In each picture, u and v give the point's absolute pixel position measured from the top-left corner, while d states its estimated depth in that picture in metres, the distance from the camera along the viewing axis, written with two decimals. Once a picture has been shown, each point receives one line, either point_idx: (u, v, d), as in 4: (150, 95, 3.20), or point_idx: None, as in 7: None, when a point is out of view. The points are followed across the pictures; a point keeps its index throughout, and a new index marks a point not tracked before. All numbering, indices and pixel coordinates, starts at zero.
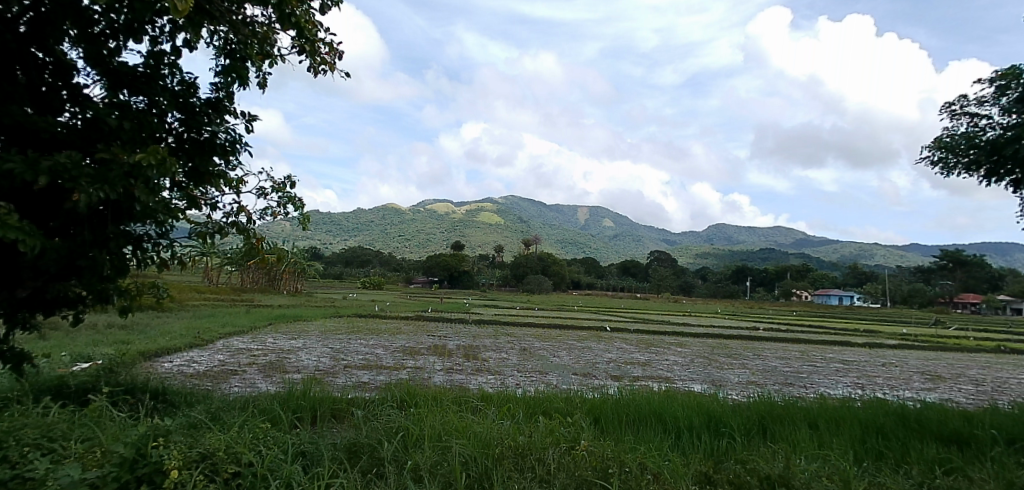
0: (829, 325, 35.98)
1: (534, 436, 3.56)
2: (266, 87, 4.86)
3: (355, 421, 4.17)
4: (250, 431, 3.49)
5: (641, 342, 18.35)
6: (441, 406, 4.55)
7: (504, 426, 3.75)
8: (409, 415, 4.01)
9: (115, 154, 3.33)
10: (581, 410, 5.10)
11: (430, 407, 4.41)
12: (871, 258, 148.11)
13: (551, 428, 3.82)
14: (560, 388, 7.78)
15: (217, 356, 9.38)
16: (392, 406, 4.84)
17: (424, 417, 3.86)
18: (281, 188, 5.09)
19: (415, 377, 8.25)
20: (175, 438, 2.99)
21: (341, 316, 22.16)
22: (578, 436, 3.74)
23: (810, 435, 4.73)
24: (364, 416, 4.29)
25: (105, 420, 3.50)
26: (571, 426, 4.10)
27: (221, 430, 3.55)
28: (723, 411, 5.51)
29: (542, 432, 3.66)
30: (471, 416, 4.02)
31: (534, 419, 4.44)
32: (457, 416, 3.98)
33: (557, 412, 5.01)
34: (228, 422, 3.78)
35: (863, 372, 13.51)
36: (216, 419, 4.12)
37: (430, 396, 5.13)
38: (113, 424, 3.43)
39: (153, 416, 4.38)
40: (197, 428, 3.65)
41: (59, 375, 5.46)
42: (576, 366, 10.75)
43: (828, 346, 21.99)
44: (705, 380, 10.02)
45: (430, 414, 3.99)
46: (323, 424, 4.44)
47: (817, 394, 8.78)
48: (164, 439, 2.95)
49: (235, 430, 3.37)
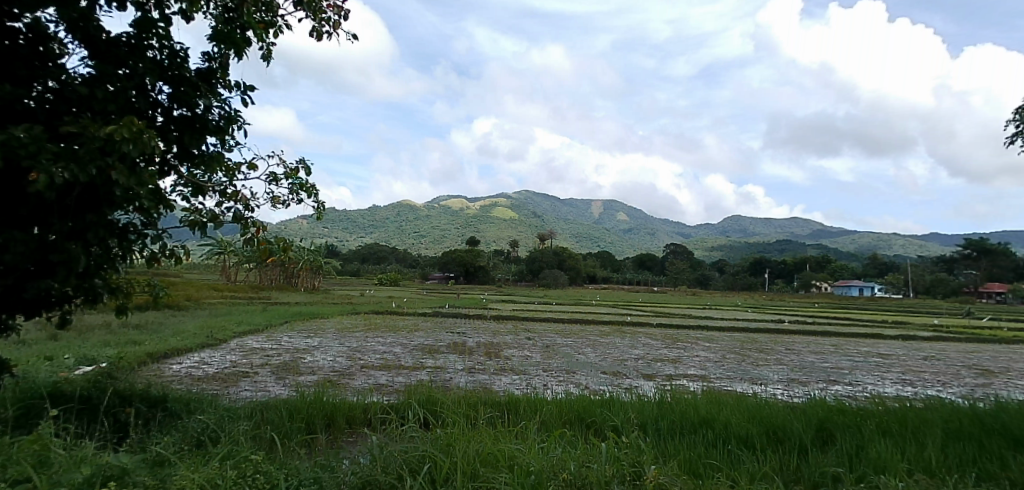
0: (855, 316, 34.95)
1: (597, 465, 3.04)
2: (270, 60, 4.45)
3: (377, 440, 3.72)
4: (234, 467, 3.01)
5: (667, 337, 17.73)
6: (471, 424, 4.04)
7: (555, 452, 3.24)
8: (437, 435, 3.56)
9: (85, 127, 2.96)
10: (631, 423, 4.58)
11: (462, 425, 3.94)
12: (892, 248, 145.28)
13: (611, 452, 3.31)
14: (594, 390, 7.20)
15: (229, 356, 8.99)
16: (412, 424, 4.41)
17: (455, 441, 3.34)
18: (292, 174, 4.63)
19: (436, 378, 7.77)
20: (134, 481, 2.56)
21: (357, 313, 21.80)
22: (637, 462, 3.23)
23: (897, 448, 4.17)
24: (386, 436, 3.84)
25: (62, 448, 3.06)
26: (628, 446, 3.59)
27: (201, 465, 3.06)
28: (783, 419, 4.97)
29: (606, 458, 3.15)
30: (512, 438, 3.52)
31: (578, 437, 3.93)
32: (497, 436, 3.52)
33: (612, 430, 4.48)
34: (216, 456, 3.27)
35: (905, 367, 12.76)
36: (203, 449, 3.66)
37: (457, 409, 4.65)
38: (68, 456, 2.95)
39: (138, 440, 3.93)
40: (169, 464, 3.15)
41: (53, 381, 5.07)
42: (603, 364, 10.18)
43: (859, 339, 21.16)
44: (743, 378, 9.40)
45: (464, 433, 3.58)
46: (332, 449, 4.03)
47: (867, 394, 8.14)
48: (119, 482, 2.52)
49: (214, 466, 2.92)
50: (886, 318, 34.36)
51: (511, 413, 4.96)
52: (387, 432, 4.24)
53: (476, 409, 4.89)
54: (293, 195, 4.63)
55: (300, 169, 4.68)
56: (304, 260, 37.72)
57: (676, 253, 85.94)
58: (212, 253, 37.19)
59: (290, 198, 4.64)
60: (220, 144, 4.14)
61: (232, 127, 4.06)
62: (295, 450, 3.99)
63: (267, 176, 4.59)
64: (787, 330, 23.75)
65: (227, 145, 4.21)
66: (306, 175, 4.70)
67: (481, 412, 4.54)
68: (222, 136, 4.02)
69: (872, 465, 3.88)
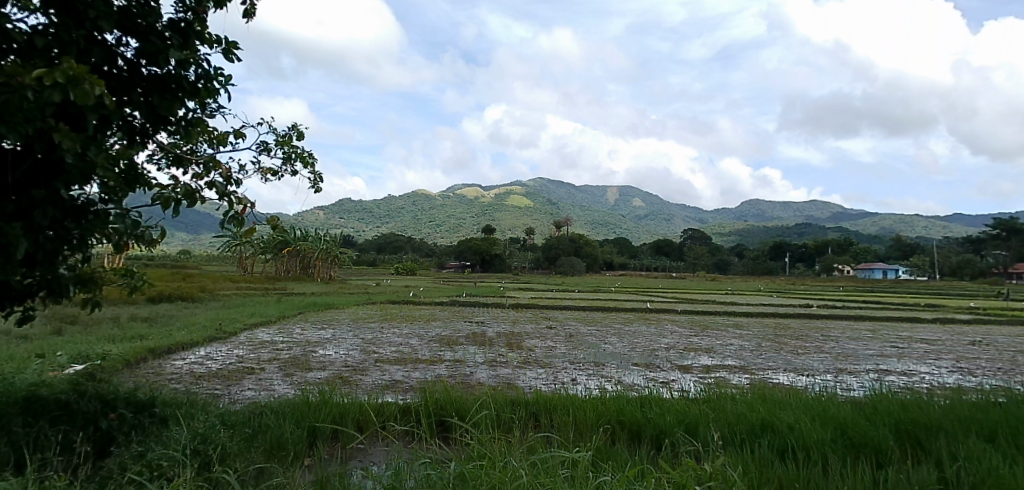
0: (887, 300, 33.66)
1: None
2: (254, 15, 3.86)
3: (391, 473, 3.14)
4: None
5: (694, 324, 16.94)
6: (499, 450, 3.40)
7: None
8: (461, 470, 2.93)
9: (11, 76, 2.32)
10: (697, 437, 3.95)
11: (498, 454, 3.28)
12: (915, 230, 141.79)
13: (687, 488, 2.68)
14: (628, 386, 6.52)
15: (236, 350, 8.54)
16: (438, 448, 3.80)
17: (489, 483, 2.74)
18: (284, 143, 4.04)
19: (456, 372, 7.21)
20: None
21: (373, 303, 21.38)
22: None
23: (1012, 462, 3.50)
24: (405, 465, 3.30)
25: None
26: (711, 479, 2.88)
27: None
28: (855, 418, 4.36)
29: None
30: (556, 470, 2.94)
31: (632, 464, 3.29)
32: (541, 473, 2.86)
33: (672, 449, 3.83)
34: None
35: (957, 353, 11.86)
36: (167, 483, 2.98)
37: (487, 428, 4.03)
38: None
39: (106, 469, 3.34)
40: None
41: (31, 383, 4.52)
42: (632, 354, 9.54)
43: (894, 323, 20.23)
44: (788, 368, 8.67)
45: (506, 466, 3.03)
46: (340, 471, 3.46)
47: (930, 386, 7.35)
48: None
49: None
50: (917, 300, 33.07)
51: (548, 429, 4.36)
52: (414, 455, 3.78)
53: (510, 431, 4.28)
54: (286, 166, 4.07)
55: (293, 137, 4.10)
56: (320, 249, 37.45)
57: (695, 238, 84.43)
58: (230, 245, 37.12)
59: (283, 169, 4.08)
60: (199, 107, 3.57)
61: (213, 86, 3.47)
62: (301, 474, 3.46)
63: (257, 146, 4.03)
64: (816, 314, 22.84)
65: (208, 109, 3.69)
66: (301, 142, 4.11)
67: (514, 432, 3.98)
68: (201, 97, 3.46)
69: (1007, 482, 3.18)
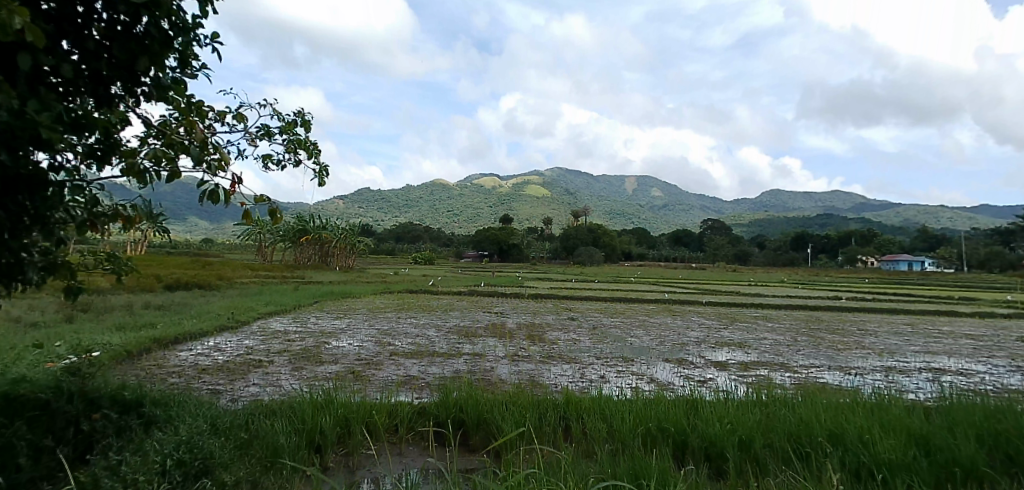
0: (918, 291, 32.53)
1: None
2: None
3: None
4: None
5: (723, 316, 16.29)
6: (524, 473, 2.87)
7: None
8: None
9: None
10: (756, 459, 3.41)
11: (529, 479, 2.76)
12: (943, 220, 137.88)
13: None
14: (662, 385, 5.97)
15: (245, 341, 8.19)
16: (459, 469, 3.33)
17: None
18: (287, 129, 3.62)
19: (477, 367, 6.75)
20: None
21: (391, 293, 21.04)
22: None
23: None
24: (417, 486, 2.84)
25: None
26: None
27: None
28: (930, 426, 3.85)
29: None
30: None
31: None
32: None
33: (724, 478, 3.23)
34: None
35: (1007, 350, 11.10)
36: None
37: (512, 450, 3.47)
38: None
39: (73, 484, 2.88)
40: None
41: (13, 379, 4.16)
42: (662, 349, 8.95)
43: (931, 317, 19.29)
44: (832, 366, 8.00)
45: None
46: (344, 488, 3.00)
47: (992, 388, 6.64)
48: None
49: None
50: (950, 293, 31.96)
51: (579, 438, 3.87)
52: (433, 472, 3.35)
53: (534, 442, 3.79)
54: (289, 155, 3.64)
55: (298, 123, 3.68)
56: (339, 238, 37.40)
57: (715, 229, 83.10)
58: (249, 233, 37.28)
59: (286, 159, 3.66)
60: (179, 66, 3.09)
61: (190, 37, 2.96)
62: None
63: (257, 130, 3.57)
64: (846, 307, 22.01)
65: (189, 67, 3.17)
66: (305, 130, 3.69)
67: (546, 447, 3.49)
68: (177, 51, 2.95)
69: None
